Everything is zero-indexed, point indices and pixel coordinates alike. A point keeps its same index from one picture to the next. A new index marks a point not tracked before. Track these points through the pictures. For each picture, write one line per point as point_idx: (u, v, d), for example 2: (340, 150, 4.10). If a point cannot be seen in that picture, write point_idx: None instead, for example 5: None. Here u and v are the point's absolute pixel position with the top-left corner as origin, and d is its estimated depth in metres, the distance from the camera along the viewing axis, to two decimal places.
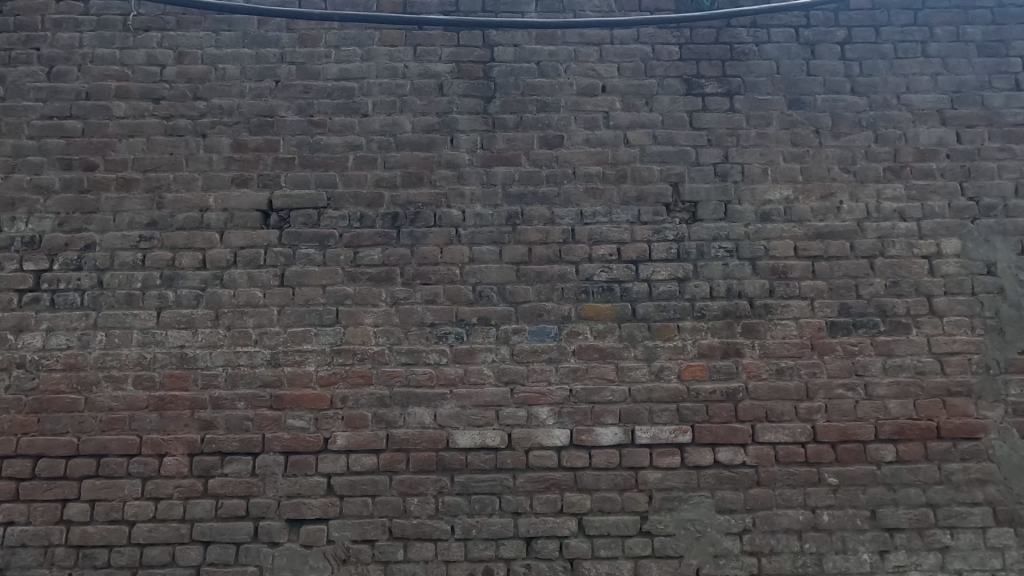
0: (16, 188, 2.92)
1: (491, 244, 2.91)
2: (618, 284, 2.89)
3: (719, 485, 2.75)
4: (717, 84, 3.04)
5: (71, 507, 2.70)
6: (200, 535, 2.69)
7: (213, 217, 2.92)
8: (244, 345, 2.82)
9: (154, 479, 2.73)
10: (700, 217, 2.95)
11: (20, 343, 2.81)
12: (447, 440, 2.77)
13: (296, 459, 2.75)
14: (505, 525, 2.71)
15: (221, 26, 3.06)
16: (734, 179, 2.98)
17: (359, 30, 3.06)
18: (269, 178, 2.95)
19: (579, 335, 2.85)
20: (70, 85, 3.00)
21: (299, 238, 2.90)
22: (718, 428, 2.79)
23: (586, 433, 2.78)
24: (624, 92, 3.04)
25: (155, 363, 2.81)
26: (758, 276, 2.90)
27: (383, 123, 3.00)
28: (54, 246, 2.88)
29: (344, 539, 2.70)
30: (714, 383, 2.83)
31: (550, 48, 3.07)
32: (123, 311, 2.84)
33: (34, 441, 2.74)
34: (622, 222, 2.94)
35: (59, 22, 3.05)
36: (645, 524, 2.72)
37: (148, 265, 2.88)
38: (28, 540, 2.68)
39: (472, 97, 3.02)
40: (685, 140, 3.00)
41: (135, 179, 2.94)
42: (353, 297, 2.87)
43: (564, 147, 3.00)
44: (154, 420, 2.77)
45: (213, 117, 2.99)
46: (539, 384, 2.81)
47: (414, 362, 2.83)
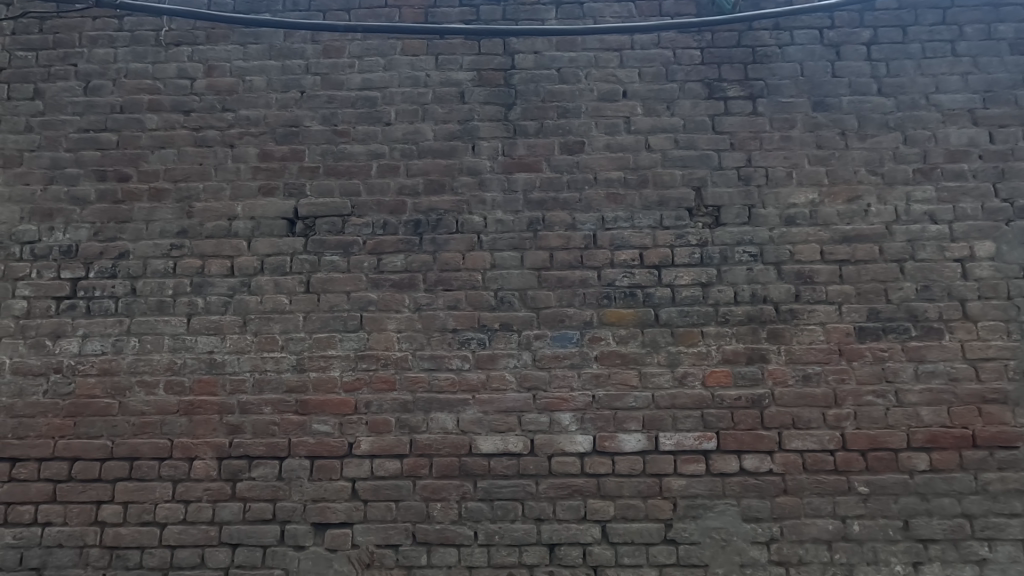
0: (54, 199, 3.03)
1: (513, 250, 2.92)
2: (640, 289, 2.88)
3: (745, 492, 2.71)
4: (739, 87, 3.02)
5: (105, 509, 2.77)
6: (228, 538, 2.74)
7: (240, 226, 2.98)
8: (270, 351, 2.88)
9: (184, 482, 2.78)
10: (723, 221, 2.92)
11: (57, 348, 2.91)
12: (469, 446, 2.78)
13: (321, 464, 2.78)
14: (528, 531, 2.71)
15: (248, 39, 3.13)
16: (757, 182, 2.94)
17: (382, 41, 3.11)
18: (294, 186, 3.01)
19: (601, 341, 2.84)
20: (105, 99, 3.11)
21: (323, 245, 2.95)
22: (743, 434, 2.75)
23: (609, 439, 2.76)
24: (645, 97, 3.03)
25: (185, 369, 2.87)
26: (784, 280, 2.86)
27: (406, 131, 3.04)
28: (89, 254, 2.97)
29: (368, 543, 2.72)
30: (738, 389, 2.79)
31: (571, 54, 3.08)
32: (154, 318, 2.92)
33: (70, 444, 2.82)
34: (644, 227, 2.93)
35: (95, 39, 3.16)
36: (669, 532, 2.69)
37: (179, 272, 2.95)
38: (64, 540, 2.75)
39: (493, 104, 3.05)
40: (708, 143, 2.98)
41: (166, 190, 3.02)
42: (377, 303, 2.90)
43: (585, 153, 3.00)
44: (183, 425, 2.83)
45: (240, 128, 3.06)
46: (561, 390, 2.81)
47: (437, 367, 2.85)
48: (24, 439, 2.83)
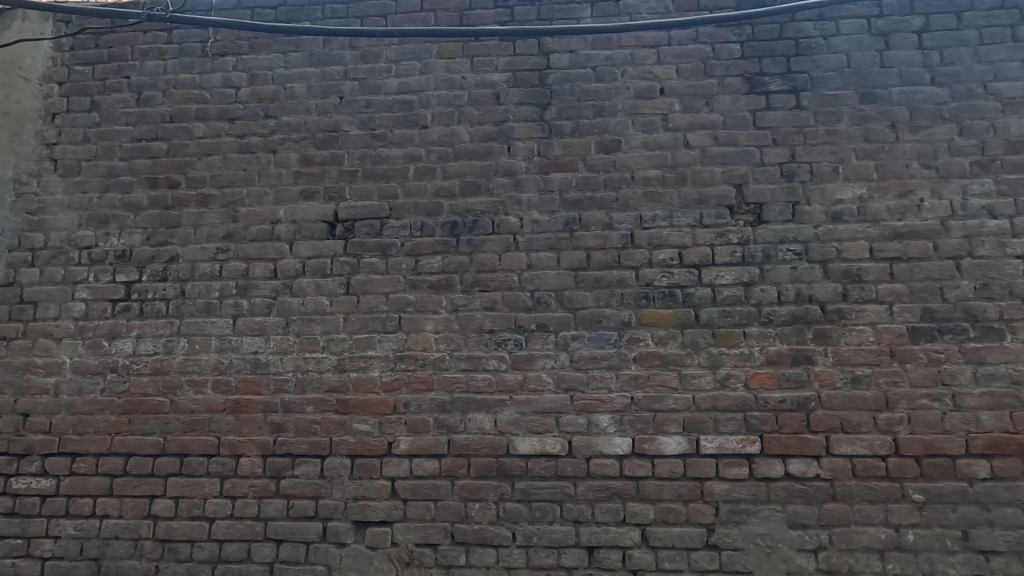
0: (109, 206, 3.17)
1: (549, 250, 2.91)
2: (679, 289, 2.83)
3: (791, 498, 2.63)
4: (781, 81, 2.93)
5: (157, 503, 2.88)
6: (273, 534, 2.81)
7: (283, 229, 3.06)
8: (312, 351, 2.94)
9: (231, 479, 2.87)
10: (765, 219, 2.84)
11: (113, 349, 3.04)
12: (507, 447, 2.78)
13: (361, 463, 2.83)
14: (567, 534, 2.69)
15: (289, 48, 3.22)
16: (801, 178, 2.86)
17: (418, 45, 3.15)
18: (334, 190, 3.07)
19: (639, 342, 2.81)
20: (156, 109, 3.24)
21: (362, 247, 3.00)
22: (788, 438, 2.67)
23: (648, 441, 2.72)
24: (683, 93, 2.98)
25: (231, 369, 2.96)
26: (830, 279, 2.77)
27: (442, 134, 3.06)
28: (142, 258, 3.10)
29: (407, 542, 2.75)
30: (783, 391, 2.71)
31: (606, 52, 3.05)
32: (202, 319, 3.02)
33: (125, 440, 2.95)
34: (683, 225, 2.88)
35: (146, 52, 3.30)
36: (711, 537, 2.64)
37: (225, 275, 3.05)
38: (120, 533, 2.88)
39: (529, 104, 3.04)
40: (749, 139, 2.91)
41: (213, 195, 3.13)
42: (415, 304, 2.93)
43: (621, 151, 2.97)
44: (230, 423, 2.92)
45: (282, 134, 3.15)
46: (599, 392, 2.78)
47: (474, 368, 2.86)
48: (83, 435, 2.97)
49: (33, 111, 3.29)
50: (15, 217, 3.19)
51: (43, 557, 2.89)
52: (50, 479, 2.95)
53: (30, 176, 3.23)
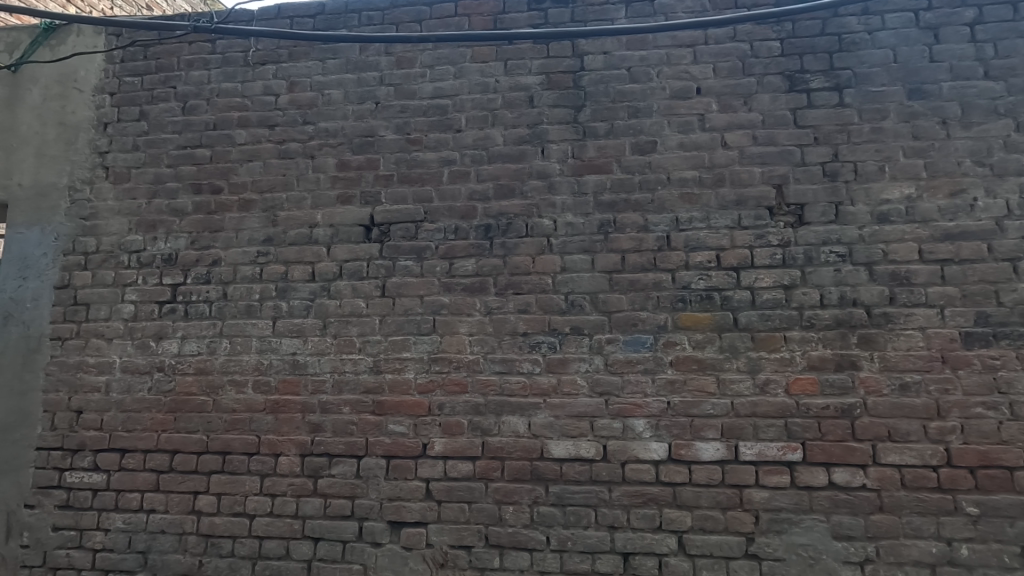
0: (157, 211, 3.28)
1: (583, 253, 2.89)
2: (717, 292, 2.77)
3: (835, 508, 2.55)
4: (824, 78, 2.85)
5: (201, 499, 2.97)
6: (311, 532, 2.86)
7: (320, 233, 3.12)
8: (349, 353, 2.99)
9: (271, 477, 2.94)
10: (807, 220, 2.77)
11: (160, 349, 3.15)
12: (541, 450, 2.77)
13: (396, 463, 2.86)
14: (602, 539, 2.67)
15: (327, 55, 3.28)
16: (844, 178, 2.77)
17: (452, 49, 3.18)
18: (370, 194, 3.12)
19: (676, 345, 2.76)
20: (200, 117, 3.35)
21: (398, 251, 3.04)
22: (832, 446, 2.58)
23: (685, 447, 2.68)
24: (720, 93, 2.93)
25: (271, 369, 3.03)
26: (876, 282, 2.67)
27: (476, 137, 3.08)
28: (187, 262, 3.21)
29: (442, 543, 2.77)
30: (826, 398, 2.63)
31: (641, 53, 3.02)
32: (243, 321, 3.10)
33: (171, 437, 3.05)
34: (721, 227, 2.82)
35: (191, 62, 3.41)
36: (751, 546, 2.57)
37: (265, 278, 3.12)
38: (166, 527, 2.97)
39: (562, 106, 3.04)
40: (789, 139, 2.84)
41: (254, 200, 3.21)
42: (449, 307, 2.95)
43: (657, 153, 2.93)
44: (270, 422, 2.98)
45: (320, 140, 3.21)
46: (635, 396, 2.75)
47: (508, 371, 2.86)
48: (132, 432, 3.09)
49: (86, 121, 3.44)
50: (70, 223, 3.34)
51: (95, 549, 3.01)
52: (101, 474, 3.07)
53: (83, 183, 3.37)
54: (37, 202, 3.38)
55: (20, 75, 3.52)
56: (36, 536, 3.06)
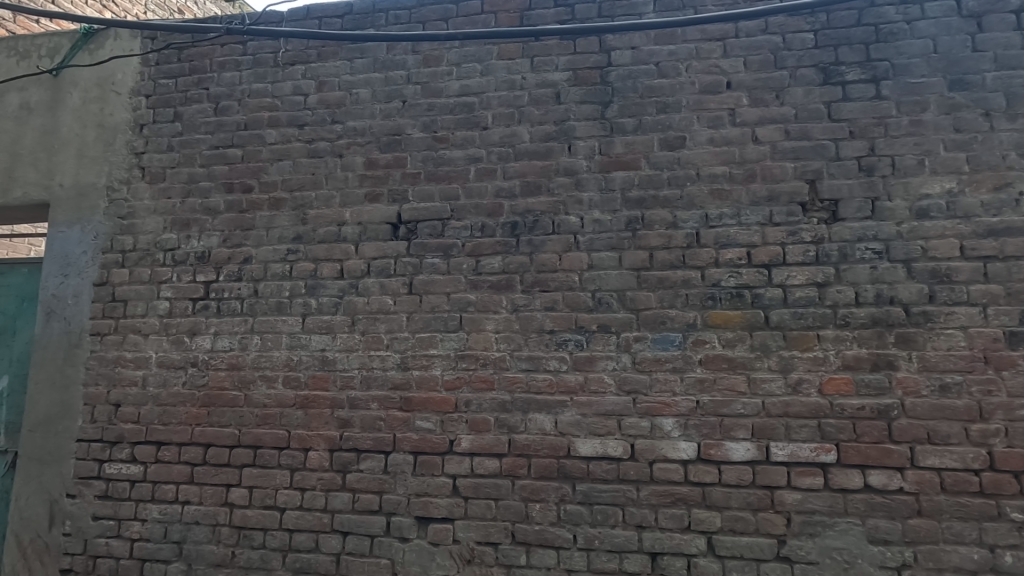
0: (190, 210, 3.36)
1: (610, 250, 2.87)
2: (748, 290, 2.73)
3: (871, 511, 2.49)
4: (860, 70, 2.78)
5: (233, 491, 3.04)
6: (340, 525, 2.90)
7: (349, 230, 3.16)
8: (377, 350, 3.02)
9: (300, 471, 2.99)
10: (842, 216, 2.70)
11: (194, 344, 3.22)
12: (568, 448, 2.76)
13: (423, 460, 2.88)
14: (629, 538, 2.65)
15: (355, 54, 3.31)
16: (882, 172, 2.69)
17: (479, 47, 3.18)
18: (397, 192, 3.14)
19: (705, 344, 2.72)
20: (232, 117, 3.41)
21: (425, 248, 3.05)
22: (868, 448, 2.52)
23: (715, 447, 2.64)
24: (752, 87, 2.87)
25: (301, 365, 3.08)
26: (914, 280, 2.59)
27: (503, 135, 3.08)
28: (219, 260, 3.27)
29: (469, 540, 2.78)
30: (862, 398, 2.56)
31: (670, 47, 2.98)
32: (274, 317, 3.16)
33: (205, 431, 3.12)
34: (752, 224, 2.77)
35: (223, 64, 3.48)
36: (783, 549, 2.53)
37: (295, 275, 3.17)
38: (200, 518, 3.05)
39: (590, 103, 3.01)
40: (823, 133, 2.77)
41: (284, 199, 3.26)
42: (475, 304, 2.96)
43: (686, 148, 2.89)
44: (300, 417, 3.03)
45: (348, 138, 3.25)
46: (663, 395, 2.72)
47: (534, 368, 2.85)
48: (167, 425, 3.17)
49: (123, 123, 3.53)
50: (108, 222, 3.44)
51: (133, 538, 3.10)
52: (138, 466, 3.16)
53: (121, 183, 3.47)
54: (78, 202, 3.49)
55: (62, 79, 3.65)
56: (77, 525, 3.16)
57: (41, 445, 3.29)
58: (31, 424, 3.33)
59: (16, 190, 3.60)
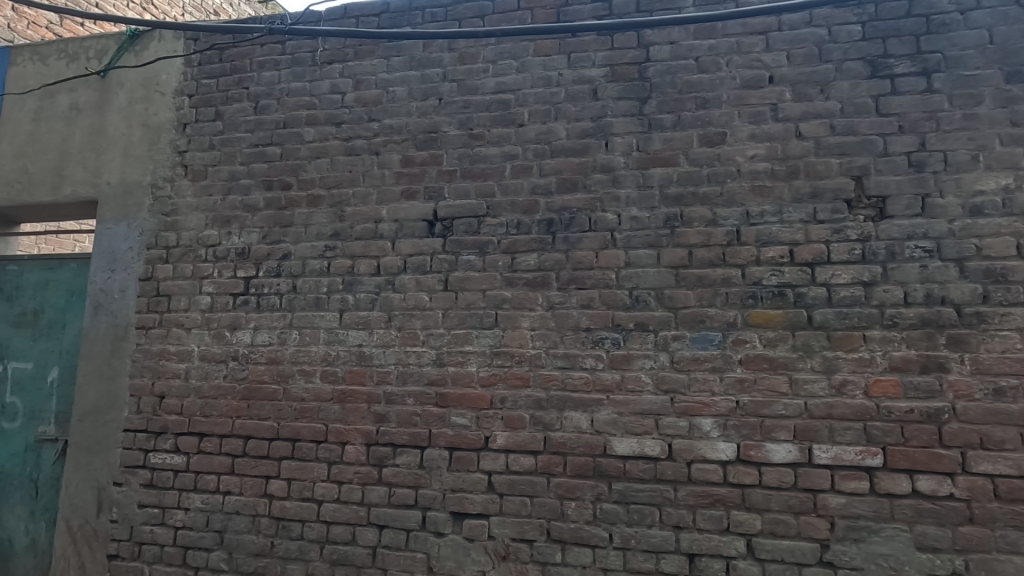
0: (231, 208, 3.43)
1: (648, 247, 2.84)
2: (791, 288, 2.67)
3: (919, 518, 2.41)
4: (910, 62, 2.69)
5: (272, 483, 3.10)
6: (376, 519, 2.94)
7: (386, 227, 3.18)
8: (413, 345, 3.04)
9: (337, 464, 3.03)
10: (890, 214, 2.62)
11: (234, 339, 3.29)
12: (604, 447, 2.74)
13: (459, 456, 2.89)
14: (667, 539, 2.62)
15: (392, 53, 3.34)
16: (932, 168, 2.60)
17: (515, 44, 3.18)
18: (433, 190, 3.16)
19: (745, 344, 2.68)
20: (272, 116, 3.47)
21: (461, 245, 3.07)
22: (916, 452, 2.45)
23: (755, 448, 2.59)
24: (795, 81, 2.81)
25: (338, 360, 3.12)
26: (967, 279, 2.51)
27: (539, 132, 3.07)
28: (258, 256, 3.33)
29: (504, 537, 2.79)
30: (910, 400, 2.49)
31: (710, 42, 2.93)
32: (312, 313, 3.21)
33: (245, 424, 3.19)
34: (794, 221, 2.71)
35: (263, 63, 3.54)
36: (826, 554, 2.48)
37: (332, 272, 3.21)
38: (241, 508, 3.12)
39: (627, 99, 2.98)
40: (871, 128, 2.69)
41: (322, 196, 3.30)
42: (511, 302, 2.96)
43: (726, 144, 2.84)
44: (337, 411, 3.08)
45: (385, 136, 3.27)
46: (702, 395, 2.69)
47: (570, 366, 2.84)
48: (209, 417, 3.25)
49: (167, 123, 3.62)
50: (153, 219, 3.54)
51: (176, 526, 3.19)
52: (182, 456, 3.25)
53: (165, 181, 3.56)
54: (124, 200, 3.60)
55: (109, 80, 3.76)
56: (124, 512, 3.27)
57: (89, 434, 3.41)
58: (80, 415, 3.44)
59: (66, 188, 3.73)
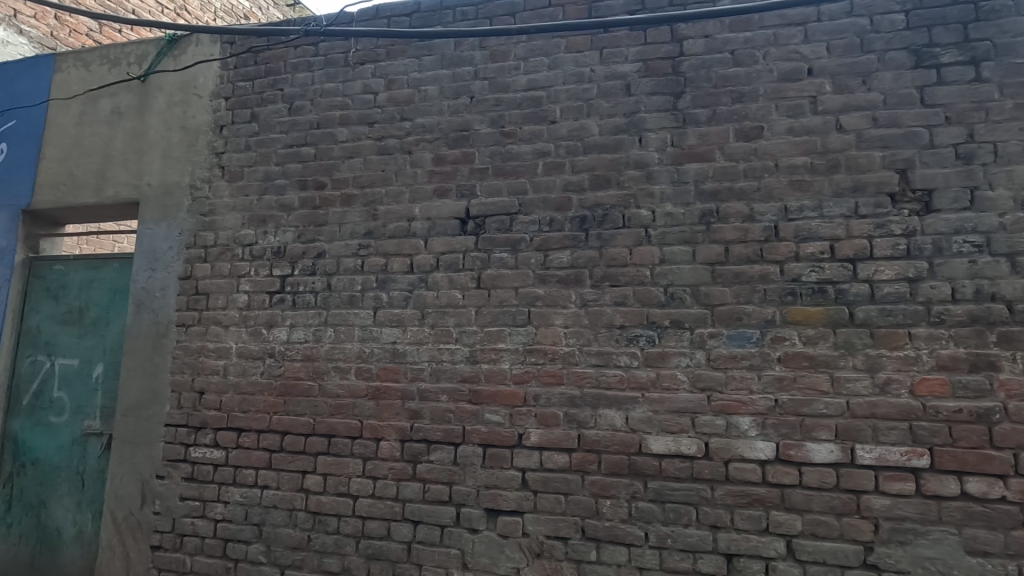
0: (266, 207, 3.49)
1: (683, 244, 2.81)
2: (831, 285, 2.61)
3: (969, 521, 2.34)
4: (957, 51, 2.60)
5: (309, 478, 3.15)
6: (411, 515, 2.96)
7: (418, 226, 3.21)
8: (446, 343, 3.06)
9: (372, 460, 3.06)
10: (936, 207, 2.55)
11: (271, 336, 3.36)
12: (639, 445, 2.72)
13: (492, 453, 2.90)
14: (704, 539, 2.59)
15: (423, 52, 3.36)
16: (981, 160, 2.52)
17: (546, 41, 3.17)
18: (465, 187, 3.17)
19: (784, 341, 2.63)
20: (305, 117, 3.52)
21: (493, 243, 3.07)
22: (966, 453, 2.37)
23: (795, 448, 2.55)
24: (835, 73, 2.74)
25: (372, 357, 3.16)
26: (1019, 275, 2.42)
27: (571, 129, 3.06)
28: (294, 255, 3.39)
29: (538, 534, 2.79)
30: (958, 400, 2.41)
31: (746, 34, 2.88)
32: (346, 311, 3.25)
33: (281, 419, 3.25)
34: (835, 216, 2.65)
35: (297, 65, 3.60)
36: (870, 556, 2.42)
37: (366, 270, 3.25)
38: (278, 502, 3.18)
39: (661, 94, 2.95)
40: (916, 119, 2.62)
41: (355, 195, 3.34)
42: (544, 299, 2.95)
43: (763, 138, 2.79)
44: (371, 408, 3.11)
45: (417, 135, 3.30)
46: (739, 393, 2.65)
47: (604, 363, 2.83)
48: (247, 412, 3.32)
49: (204, 125, 3.71)
50: (191, 219, 3.63)
51: (216, 519, 3.26)
52: (221, 451, 3.32)
53: (202, 182, 3.65)
54: (163, 201, 3.70)
55: (149, 84, 3.86)
56: (166, 504, 3.36)
57: (133, 428, 3.51)
58: (123, 410, 3.55)
59: (108, 190, 3.84)
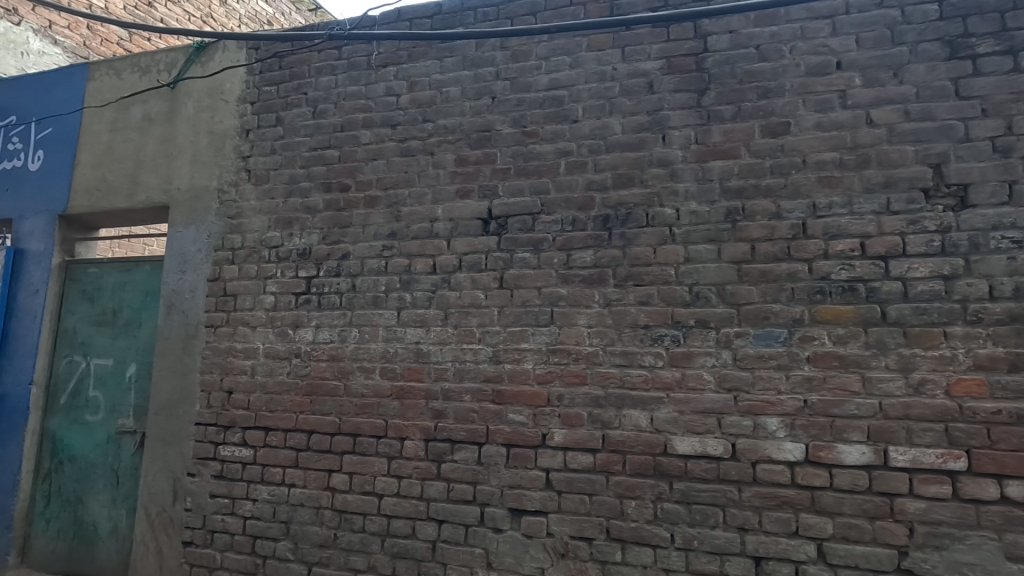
0: (292, 210, 3.55)
1: (708, 242, 2.78)
2: (862, 283, 2.55)
3: (1008, 526, 2.27)
4: (994, 41, 2.53)
5: (335, 476, 3.19)
6: (435, 514, 2.98)
7: (441, 226, 3.23)
8: (469, 342, 3.07)
9: (397, 459, 3.09)
10: (972, 203, 2.47)
11: (297, 336, 3.41)
12: (665, 446, 2.70)
13: (516, 452, 2.91)
14: (731, 541, 2.56)
15: (445, 53, 3.38)
16: (1020, 153, 2.44)
17: (568, 40, 3.16)
18: (487, 188, 3.18)
19: (814, 341, 2.58)
20: (329, 120, 3.57)
21: (515, 243, 3.07)
22: (1005, 456, 2.30)
23: (825, 449, 2.50)
24: (865, 66, 2.68)
25: (397, 357, 3.19)
26: None
27: (593, 127, 3.05)
28: (319, 256, 3.44)
29: (563, 534, 2.78)
30: (997, 401, 2.34)
31: (771, 29, 2.84)
32: (371, 311, 3.28)
33: (308, 418, 3.29)
34: (866, 213, 2.59)
35: (320, 68, 3.65)
36: (904, 561, 2.36)
37: (390, 270, 3.28)
38: (305, 500, 3.23)
39: (684, 91, 2.92)
40: (950, 112, 2.54)
41: (378, 197, 3.38)
42: (567, 298, 2.95)
43: (791, 134, 2.74)
44: (395, 407, 3.14)
45: (439, 136, 3.32)
46: (766, 393, 2.61)
47: (628, 363, 2.81)
48: (274, 411, 3.37)
49: (231, 130, 3.78)
50: (219, 222, 3.70)
51: (245, 516, 3.33)
52: (249, 449, 3.39)
53: (230, 186, 3.72)
54: (193, 205, 3.78)
55: (178, 91, 3.96)
56: (197, 501, 3.44)
57: (164, 427, 3.60)
58: (155, 409, 3.64)
59: (140, 194, 3.94)
